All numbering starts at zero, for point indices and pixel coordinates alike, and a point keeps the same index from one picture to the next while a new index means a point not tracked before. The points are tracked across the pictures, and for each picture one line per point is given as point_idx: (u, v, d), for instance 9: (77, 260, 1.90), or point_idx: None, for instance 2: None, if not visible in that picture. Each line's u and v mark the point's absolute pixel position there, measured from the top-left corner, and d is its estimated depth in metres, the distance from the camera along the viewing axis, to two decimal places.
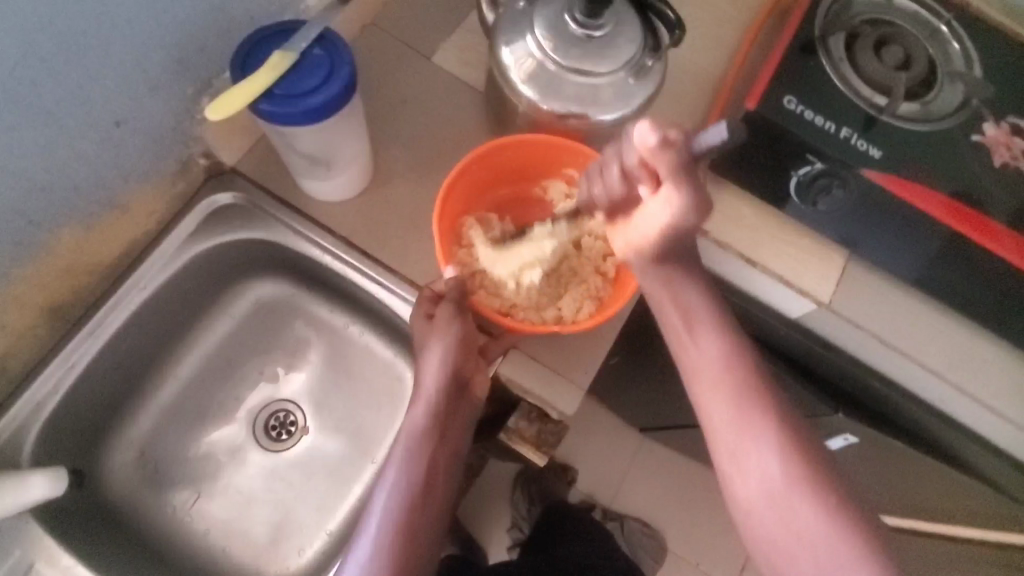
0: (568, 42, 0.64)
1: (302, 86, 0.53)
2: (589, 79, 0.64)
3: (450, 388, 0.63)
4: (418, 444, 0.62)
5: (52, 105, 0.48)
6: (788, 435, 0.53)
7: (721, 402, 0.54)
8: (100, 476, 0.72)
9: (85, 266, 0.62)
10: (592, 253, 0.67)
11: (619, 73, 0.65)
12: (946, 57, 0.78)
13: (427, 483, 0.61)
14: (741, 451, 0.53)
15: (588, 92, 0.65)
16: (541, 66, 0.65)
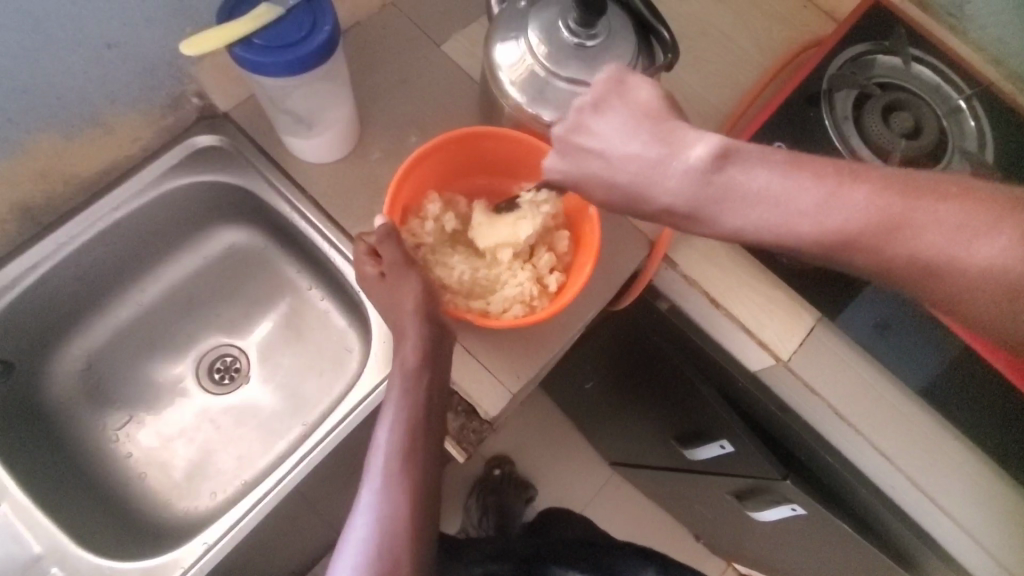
0: (561, 50, 0.64)
1: (280, 39, 0.55)
2: (577, 88, 0.64)
3: (435, 330, 0.60)
4: (414, 381, 0.59)
5: (39, 13, 0.52)
6: (803, 176, 0.42)
7: (805, 198, 0.42)
8: (42, 379, 0.74)
9: (61, 173, 0.65)
10: (540, 263, 0.68)
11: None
12: (959, 135, 0.75)
13: (425, 420, 0.58)
14: (930, 224, 0.40)
15: (571, 100, 0.65)
16: (531, 69, 0.65)
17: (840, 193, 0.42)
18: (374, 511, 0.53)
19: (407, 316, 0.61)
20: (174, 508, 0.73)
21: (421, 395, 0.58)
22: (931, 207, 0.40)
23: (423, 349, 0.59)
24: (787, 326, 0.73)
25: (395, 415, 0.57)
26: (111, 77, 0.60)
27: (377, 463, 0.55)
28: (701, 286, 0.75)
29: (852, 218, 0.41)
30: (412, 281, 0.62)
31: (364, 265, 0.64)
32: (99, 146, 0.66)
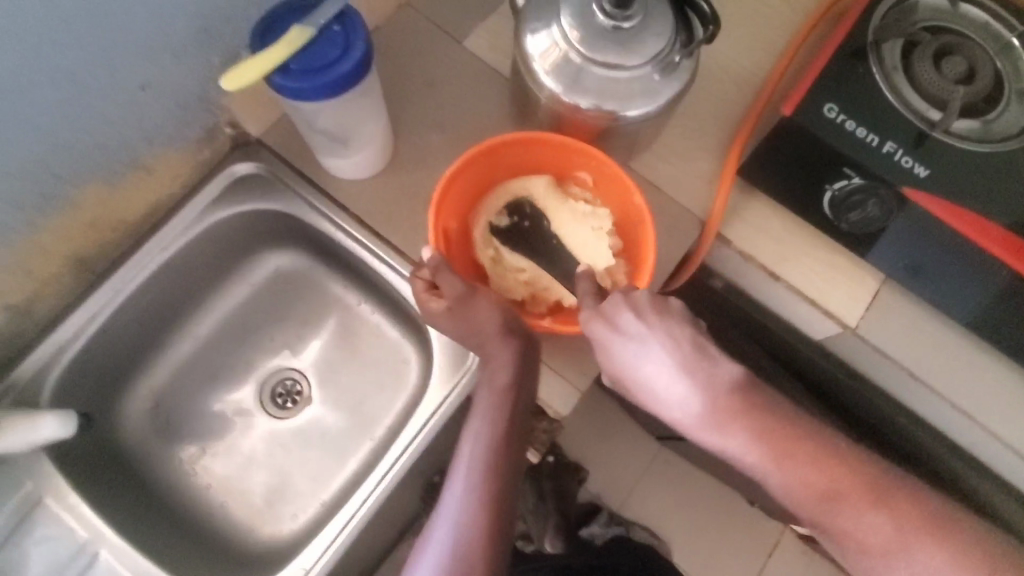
0: (594, 34, 0.61)
1: (317, 62, 0.54)
2: (613, 72, 0.62)
3: (522, 349, 0.60)
4: (501, 398, 0.60)
5: (76, 67, 0.50)
6: (785, 443, 0.51)
7: (801, 474, 0.51)
8: (115, 422, 0.75)
9: (111, 221, 0.65)
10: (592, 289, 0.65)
11: (646, 68, 0.62)
12: (1017, 74, 0.71)
13: (512, 434, 0.59)
14: (856, 515, 0.50)
15: (610, 86, 0.63)
16: (566, 57, 0.63)
17: (786, 451, 0.51)
18: (455, 513, 0.55)
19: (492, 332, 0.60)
20: (258, 533, 0.75)
21: (503, 421, 0.59)
22: (855, 512, 0.50)
23: (516, 373, 0.60)
24: (851, 293, 0.72)
25: (484, 441, 0.58)
26: (148, 119, 0.60)
27: (461, 472, 0.57)
28: (756, 260, 0.74)
29: (818, 475, 0.51)
30: (476, 299, 0.60)
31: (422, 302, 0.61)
32: (142, 189, 0.65)
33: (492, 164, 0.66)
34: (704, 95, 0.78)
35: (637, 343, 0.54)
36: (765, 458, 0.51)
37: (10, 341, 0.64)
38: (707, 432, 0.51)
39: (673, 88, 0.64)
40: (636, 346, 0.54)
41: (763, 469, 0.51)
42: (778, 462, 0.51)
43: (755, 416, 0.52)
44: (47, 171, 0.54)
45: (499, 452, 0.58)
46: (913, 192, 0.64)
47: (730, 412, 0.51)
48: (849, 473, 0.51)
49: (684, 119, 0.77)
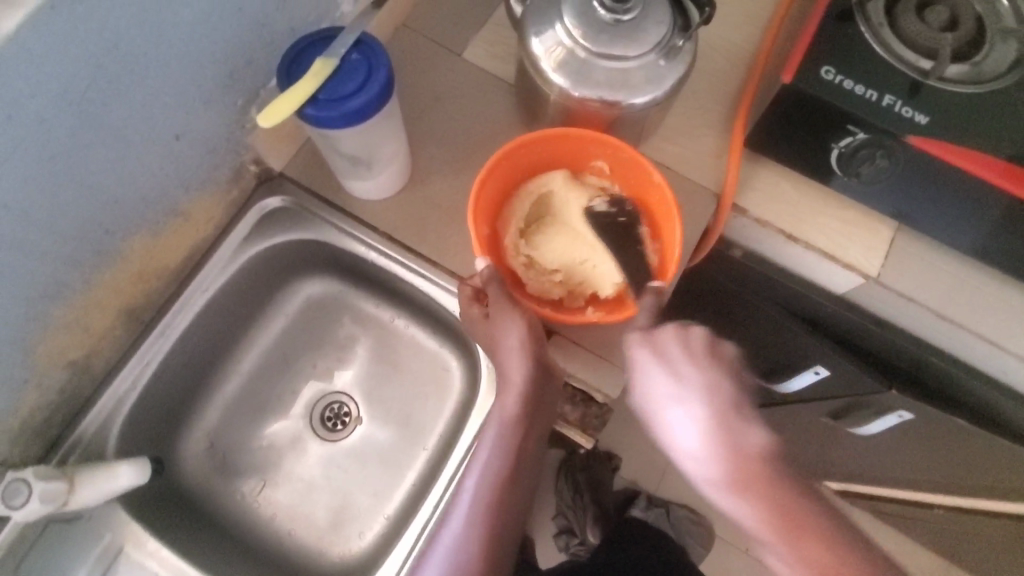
0: (596, 28, 0.64)
1: (342, 90, 0.56)
2: (618, 63, 0.65)
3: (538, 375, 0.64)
4: (510, 428, 0.65)
5: (120, 124, 0.52)
6: (753, 479, 0.54)
7: (742, 501, 0.54)
8: (175, 464, 0.77)
9: (154, 269, 0.66)
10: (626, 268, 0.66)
11: (650, 54, 0.65)
12: (997, 14, 0.74)
13: (515, 461, 0.66)
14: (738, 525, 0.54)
15: (618, 76, 0.65)
16: (571, 54, 0.65)
17: (737, 470, 0.54)
18: (461, 528, 0.64)
19: (505, 348, 0.64)
20: (329, 554, 0.76)
21: (511, 449, 0.66)
22: (801, 538, 0.53)
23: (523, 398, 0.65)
24: (868, 243, 0.75)
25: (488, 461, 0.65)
26: (182, 166, 0.61)
27: (469, 491, 0.65)
28: (773, 225, 0.76)
29: (767, 503, 0.53)
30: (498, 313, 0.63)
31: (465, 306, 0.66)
32: (179, 235, 0.67)
33: (511, 168, 0.68)
34: (700, 75, 0.80)
35: (674, 395, 0.59)
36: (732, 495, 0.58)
37: (72, 399, 0.65)
38: (724, 496, 0.55)
39: (676, 71, 0.66)
40: (673, 402, 0.59)
41: (768, 548, 0.53)
42: (783, 545, 0.52)
43: (771, 500, 0.53)
44: (98, 227, 0.56)
45: (500, 475, 0.65)
46: (920, 140, 0.65)
47: (750, 481, 0.54)
48: (758, 475, 0.54)
49: (685, 99, 0.80)
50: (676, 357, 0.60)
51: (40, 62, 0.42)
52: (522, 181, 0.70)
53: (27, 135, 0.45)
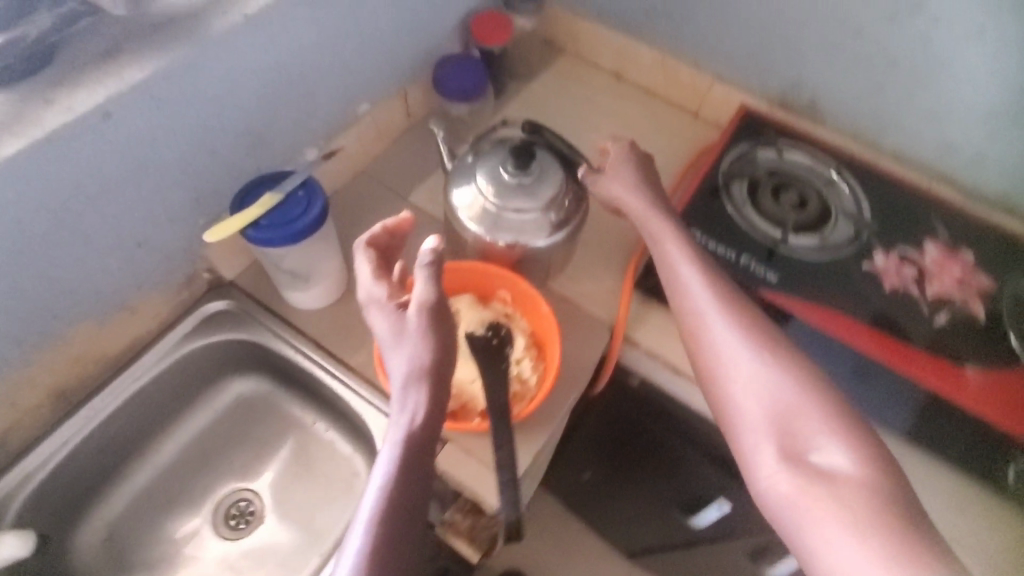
0: (505, 187, 0.79)
1: (281, 218, 0.69)
2: (520, 215, 0.79)
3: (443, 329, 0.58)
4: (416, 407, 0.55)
5: (89, 231, 0.64)
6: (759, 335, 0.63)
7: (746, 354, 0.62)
8: (68, 553, 0.77)
9: (94, 354, 0.74)
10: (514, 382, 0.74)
11: (544, 210, 0.79)
12: (838, 199, 0.91)
13: (421, 460, 0.53)
14: (737, 365, 0.62)
15: (522, 225, 0.79)
16: (483, 205, 0.80)
17: (737, 323, 0.65)
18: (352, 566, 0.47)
19: (416, 331, 0.58)
20: None
21: (413, 452, 0.53)
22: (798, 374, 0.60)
23: (429, 390, 0.56)
24: None
25: (393, 478, 0.51)
26: (140, 268, 0.72)
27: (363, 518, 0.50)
28: (662, 359, 0.85)
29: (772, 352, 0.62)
30: (417, 287, 0.59)
31: (373, 283, 0.64)
32: (126, 325, 0.76)
33: None
34: (604, 228, 0.96)
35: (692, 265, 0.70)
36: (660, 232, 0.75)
37: None
38: (730, 342, 0.64)
39: (566, 224, 0.81)
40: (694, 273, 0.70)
41: (751, 370, 0.61)
42: (743, 350, 0.63)
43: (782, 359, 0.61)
44: (48, 312, 0.65)
45: (409, 484, 0.52)
46: (772, 295, 0.81)
47: (755, 333, 0.64)
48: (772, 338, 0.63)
49: (590, 247, 0.94)
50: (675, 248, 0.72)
51: (30, 179, 0.55)
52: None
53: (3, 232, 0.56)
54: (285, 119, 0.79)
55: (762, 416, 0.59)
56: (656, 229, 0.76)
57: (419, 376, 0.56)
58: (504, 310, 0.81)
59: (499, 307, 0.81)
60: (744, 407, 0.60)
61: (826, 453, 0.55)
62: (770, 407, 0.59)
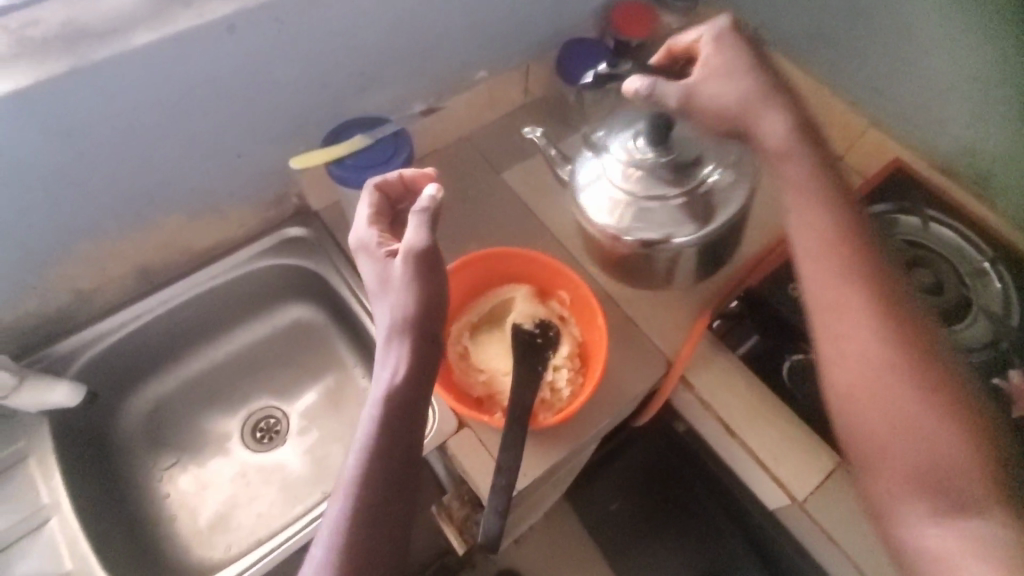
0: (636, 177, 0.66)
1: (366, 161, 0.70)
2: (662, 209, 0.66)
3: (431, 281, 0.55)
4: (400, 364, 0.52)
5: (197, 131, 0.69)
6: (879, 297, 0.53)
7: (862, 322, 0.52)
8: (115, 416, 0.83)
9: (180, 245, 0.80)
10: (546, 388, 0.70)
11: (687, 200, 0.66)
12: (982, 296, 0.76)
13: (404, 420, 0.51)
14: (847, 333, 0.53)
15: (677, 216, 0.66)
16: (616, 199, 0.67)
17: (842, 277, 0.54)
18: (332, 530, 0.47)
19: (400, 283, 0.55)
20: (192, 555, 0.77)
21: (392, 414, 0.51)
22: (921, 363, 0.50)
23: (413, 343, 0.53)
24: (800, 465, 0.73)
25: (373, 437, 0.50)
26: (235, 177, 0.77)
27: (344, 484, 0.49)
28: (718, 414, 0.76)
29: (891, 329, 0.52)
30: (407, 232, 0.56)
31: (366, 228, 0.62)
32: (213, 227, 0.81)
33: (485, 271, 0.78)
34: None
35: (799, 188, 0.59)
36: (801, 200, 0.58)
37: (66, 320, 0.78)
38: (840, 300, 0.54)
39: (720, 216, 0.66)
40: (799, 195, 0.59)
41: (861, 341, 0.52)
42: (858, 317, 0.53)
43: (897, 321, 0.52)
44: (147, 196, 0.72)
45: (389, 443, 0.50)
46: None
47: (872, 293, 0.53)
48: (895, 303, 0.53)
49: None
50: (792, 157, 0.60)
51: (152, 70, 0.61)
52: (492, 286, 0.79)
53: (121, 113, 0.63)
54: (398, 68, 0.79)
55: (897, 448, 0.49)
56: (797, 181, 0.59)
57: (400, 330, 0.54)
58: (561, 311, 0.76)
59: (556, 307, 0.77)
60: (889, 449, 0.49)
61: (958, 474, 0.46)
62: (886, 401, 0.50)
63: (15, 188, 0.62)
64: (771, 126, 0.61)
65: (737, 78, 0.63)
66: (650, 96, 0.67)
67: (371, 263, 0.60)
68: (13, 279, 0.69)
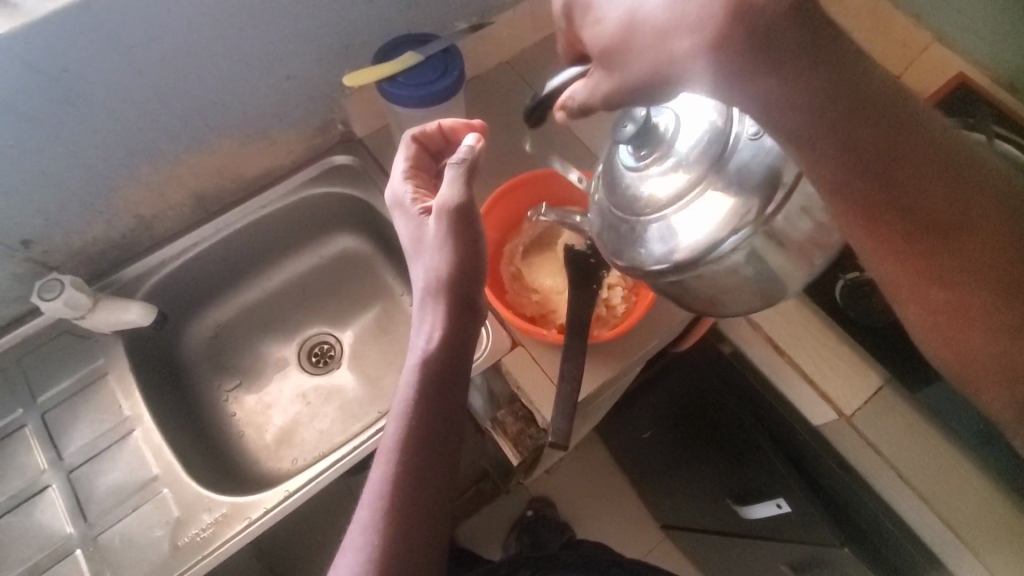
0: (635, 202, 0.49)
1: (418, 79, 0.70)
2: (681, 214, 0.47)
3: (466, 246, 0.58)
4: (434, 331, 0.56)
5: (249, 50, 0.69)
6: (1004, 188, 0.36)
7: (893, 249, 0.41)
8: (180, 340, 0.86)
9: (232, 172, 0.81)
10: (602, 306, 0.71)
11: (709, 182, 0.46)
12: None
13: (441, 381, 0.55)
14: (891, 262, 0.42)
15: (700, 209, 0.46)
16: (642, 228, 0.49)
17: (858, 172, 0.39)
18: (375, 492, 0.51)
19: (437, 241, 0.58)
20: (262, 466, 0.82)
21: (430, 375, 0.55)
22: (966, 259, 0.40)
23: (446, 305, 0.57)
24: (849, 383, 0.74)
25: (413, 397, 0.54)
26: (285, 102, 0.77)
27: (385, 448, 0.53)
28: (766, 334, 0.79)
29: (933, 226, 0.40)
30: (441, 188, 0.58)
31: (401, 183, 0.65)
32: (263, 153, 0.82)
33: (535, 195, 0.78)
34: None
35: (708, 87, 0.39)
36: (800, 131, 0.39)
37: (130, 246, 0.80)
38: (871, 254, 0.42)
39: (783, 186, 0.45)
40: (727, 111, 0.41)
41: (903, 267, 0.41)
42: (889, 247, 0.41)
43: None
44: (202, 118, 0.73)
45: (429, 405, 0.54)
46: None
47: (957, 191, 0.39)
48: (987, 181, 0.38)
49: None
50: (676, 31, 0.37)
51: None
52: None
53: (176, 30, 0.63)
54: None
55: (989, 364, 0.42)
56: (766, 104, 0.38)
57: (436, 289, 0.57)
58: None
59: None
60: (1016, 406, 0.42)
61: None
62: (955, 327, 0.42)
63: (81, 107, 0.63)
64: (694, 61, 0.37)
65: (623, 31, 0.39)
66: (585, 113, 0.45)
67: (404, 234, 0.63)
68: (82, 203, 0.71)
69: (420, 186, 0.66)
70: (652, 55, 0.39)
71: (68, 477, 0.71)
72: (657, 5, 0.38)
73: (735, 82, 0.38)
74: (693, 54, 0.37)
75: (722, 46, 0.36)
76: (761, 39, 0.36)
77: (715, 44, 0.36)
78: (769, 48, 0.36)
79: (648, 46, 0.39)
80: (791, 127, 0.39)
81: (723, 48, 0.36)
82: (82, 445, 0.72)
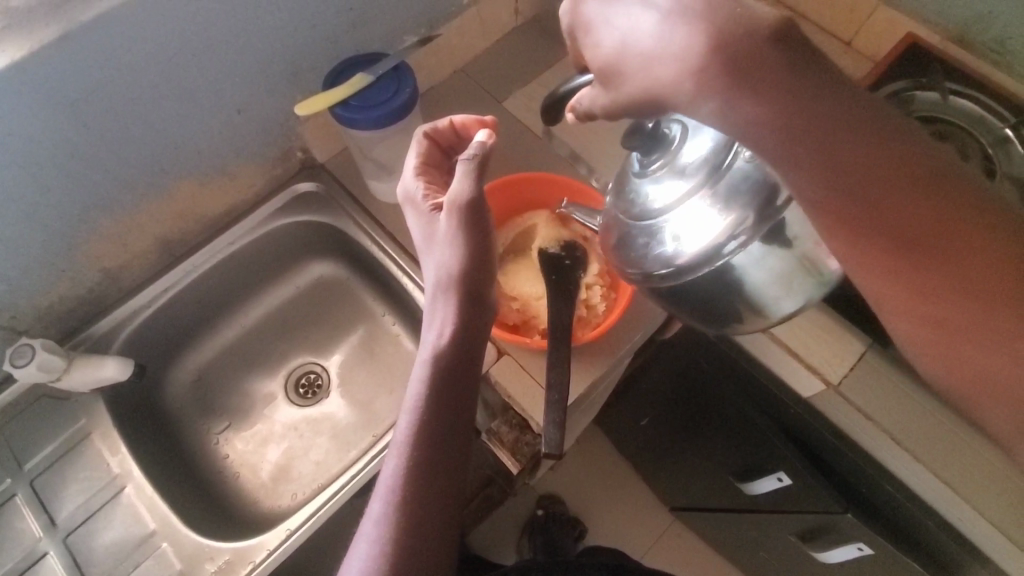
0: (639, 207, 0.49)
1: (370, 100, 0.69)
2: (678, 222, 0.46)
3: (480, 241, 0.58)
4: (449, 329, 0.56)
5: (195, 89, 0.68)
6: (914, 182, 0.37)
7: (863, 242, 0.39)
8: (162, 388, 0.85)
9: (193, 213, 0.80)
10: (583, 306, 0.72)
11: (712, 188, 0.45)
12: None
13: (454, 377, 0.55)
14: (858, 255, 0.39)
15: (697, 221, 0.45)
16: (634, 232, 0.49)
17: (821, 165, 0.37)
18: (387, 485, 0.51)
19: (447, 238, 0.58)
20: (260, 506, 0.81)
21: (445, 370, 0.55)
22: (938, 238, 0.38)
23: (458, 300, 0.57)
24: (834, 352, 0.74)
25: (425, 393, 0.54)
26: (239, 136, 0.76)
27: (397, 441, 0.53)
28: None
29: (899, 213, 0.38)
30: (454, 182, 0.57)
31: (413, 178, 0.64)
32: (223, 190, 0.81)
33: (504, 203, 0.78)
34: None
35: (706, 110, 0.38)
36: (782, 157, 0.37)
37: (97, 300, 0.79)
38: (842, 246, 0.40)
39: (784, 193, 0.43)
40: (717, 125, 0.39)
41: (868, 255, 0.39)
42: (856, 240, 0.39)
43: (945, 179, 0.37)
44: (156, 163, 0.71)
45: (441, 401, 0.53)
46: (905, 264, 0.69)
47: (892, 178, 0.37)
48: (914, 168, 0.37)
49: None
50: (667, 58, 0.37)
51: (138, 28, 0.59)
52: (513, 216, 0.79)
53: (115, 79, 0.61)
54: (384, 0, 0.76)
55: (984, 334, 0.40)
56: (754, 143, 0.38)
57: (448, 286, 0.57)
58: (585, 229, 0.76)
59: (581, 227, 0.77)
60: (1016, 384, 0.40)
61: None
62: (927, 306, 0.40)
63: (28, 168, 0.61)
64: (682, 87, 0.38)
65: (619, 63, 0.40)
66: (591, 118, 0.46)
67: (416, 232, 0.63)
68: (44, 263, 0.70)
69: (433, 181, 0.65)
70: (655, 84, 0.39)
71: (64, 542, 0.69)
72: (646, 34, 0.38)
73: (727, 112, 0.37)
74: (682, 83, 0.37)
75: (720, 75, 0.36)
76: (752, 90, 0.36)
77: (699, 74, 0.36)
78: (758, 86, 0.36)
79: (636, 69, 0.39)
80: (801, 177, 0.38)
81: (706, 79, 0.36)
82: (75, 508, 0.71)
